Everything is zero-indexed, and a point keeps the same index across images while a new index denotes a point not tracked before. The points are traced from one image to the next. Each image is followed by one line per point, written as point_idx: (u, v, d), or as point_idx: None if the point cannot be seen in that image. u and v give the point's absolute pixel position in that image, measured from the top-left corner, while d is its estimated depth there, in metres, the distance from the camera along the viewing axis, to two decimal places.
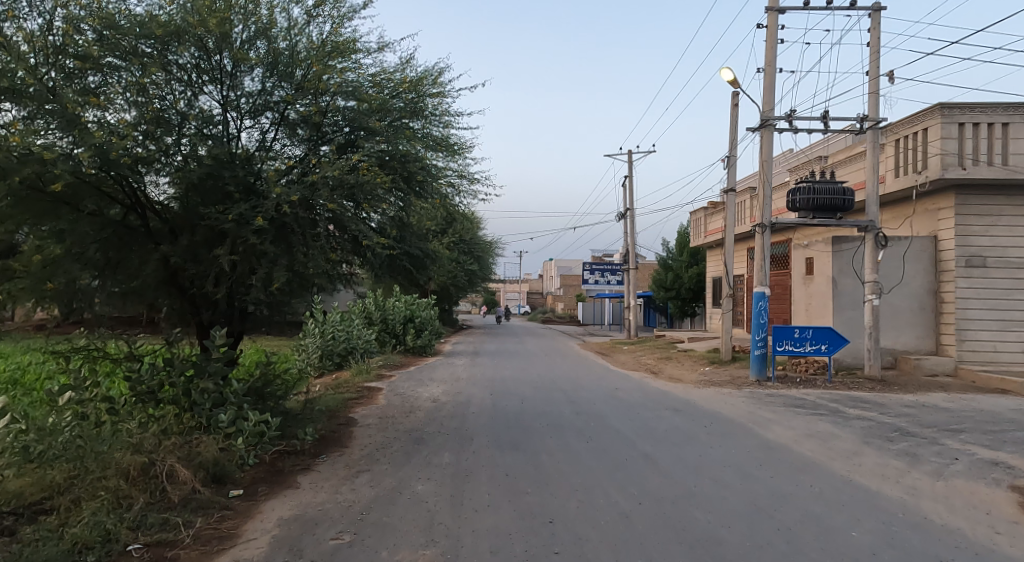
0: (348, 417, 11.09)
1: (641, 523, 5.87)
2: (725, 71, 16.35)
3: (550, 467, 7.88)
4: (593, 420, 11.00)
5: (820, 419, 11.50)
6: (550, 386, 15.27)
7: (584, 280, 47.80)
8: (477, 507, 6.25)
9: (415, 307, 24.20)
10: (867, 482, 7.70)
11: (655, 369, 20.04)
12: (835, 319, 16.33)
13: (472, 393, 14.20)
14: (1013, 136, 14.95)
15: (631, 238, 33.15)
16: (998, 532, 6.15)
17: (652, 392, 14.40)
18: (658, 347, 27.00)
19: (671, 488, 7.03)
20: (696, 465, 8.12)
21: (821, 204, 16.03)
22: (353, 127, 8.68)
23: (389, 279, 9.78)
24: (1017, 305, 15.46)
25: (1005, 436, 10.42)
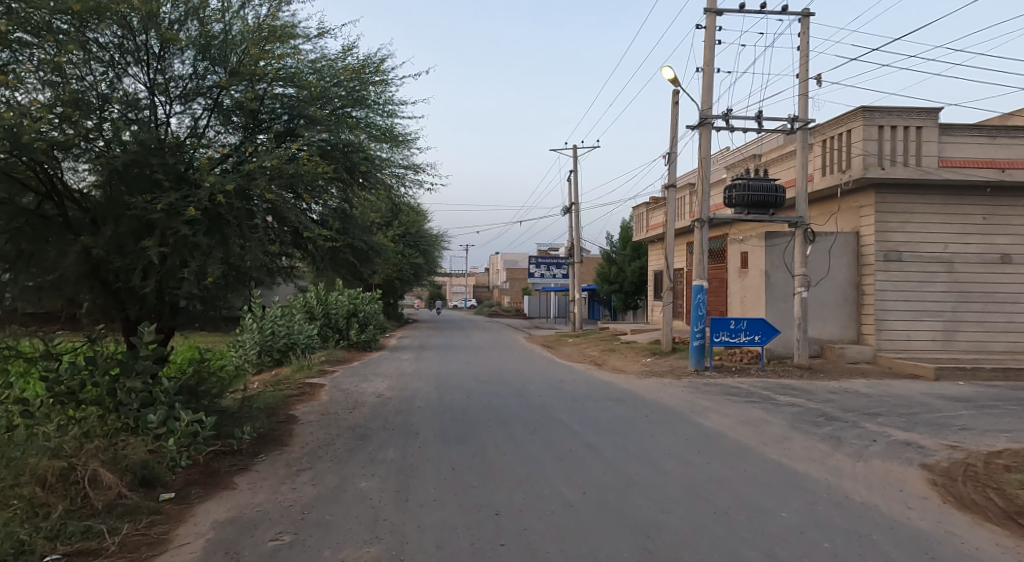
0: (288, 414, 10.78)
1: (586, 512, 5.91)
2: (666, 69, 16.58)
3: (496, 459, 7.85)
4: (538, 412, 11.02)
5: (753, 406, 11.85)
6: (495, 379, 15.21)
7: (530, 274, 47.98)
8: (422, 502, 6.15)
9: (359, 301, 23.83)
10: (796, 465, 7.97)
11: (599, 361, 20.29)
12: (767, 310, 16.82)
13: (416, 387, 14.07)
14: (925, 139, 15.70)
15: (575, 232, 33.40)
16: (910, 508, 6.52)
17: (596, 384, 14.54)
18: (601, 338, 27.41)
19: (613, 477, 7.10)
20: (636, 453, 8.23)
21: (754, 201, 16.45)
22: (292, 115, 8.43)
23: (332, 273, 9.59)
24: (929, 297, 16.23)
25: (917, 419, 11.03)
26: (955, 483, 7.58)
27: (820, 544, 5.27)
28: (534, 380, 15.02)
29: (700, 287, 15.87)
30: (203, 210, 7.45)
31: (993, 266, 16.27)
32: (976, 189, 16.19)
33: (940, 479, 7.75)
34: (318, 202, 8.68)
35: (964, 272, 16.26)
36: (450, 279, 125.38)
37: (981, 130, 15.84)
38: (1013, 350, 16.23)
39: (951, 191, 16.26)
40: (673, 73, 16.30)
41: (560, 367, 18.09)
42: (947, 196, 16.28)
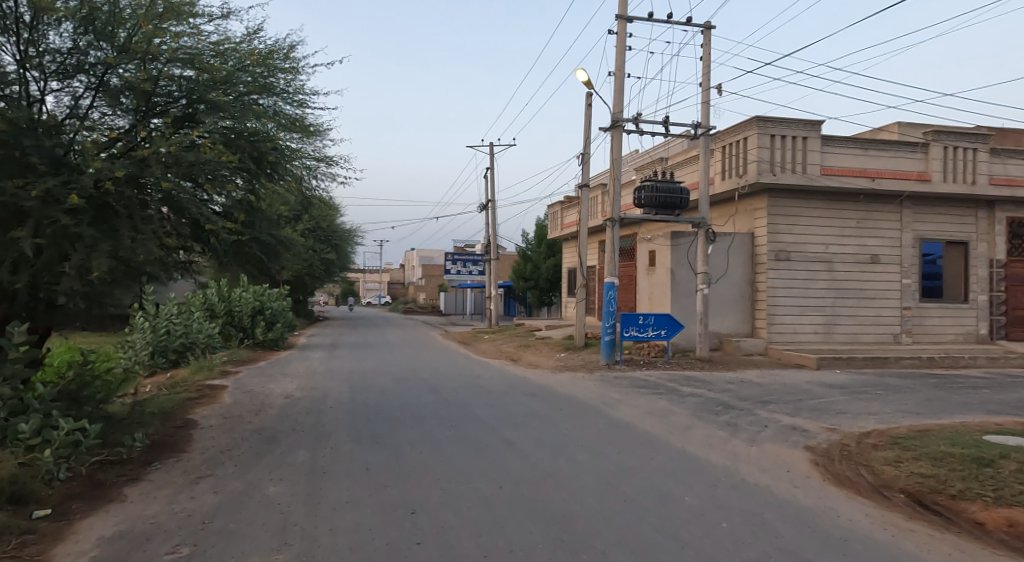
0: (185, 419, 10.37)
1: (502, 506, 6.03)
2: (579, 71, 16.98)
3: (412, 457, 7.85)
4: (455, 408, 11.07)
5: (659, 397, 12.36)
6: (410, 377, 15.12)
7: (445, 271, 47.78)
8: (335, 504, 6.10)
9: (265, 299, 23.10)
10: (699, 451, 8.42)
11: (513, 356, 20.55)
12: (672, 306, 17.47)
13: (330, 386, 13.82)
14: (811, 149, 16.74)
15: (491, 230, 33.56)
16: (795, 486, 7.08)
17: (511, 379, 14.73)
18: (515, 335, 27.70)
19: (529, 471, 7.25)
20: (552, 446, 8.40)
21: (660, 202, 17.06)
22: (192, 100, 8.16)
23: (236, 267, 9.39)
24: (811, 293, 17.39)
25: (802, 405, 11.85)
26: (832, 461, 8.28)
27: (719, 524, 5.61)
28: (449, 377, 15.05)
29: (610, 284, 16.31)
30: (88, 199, 7.14)
31: (864, 265, 17.66)
32: (853, 195, 17.42)
33: (820, 458, 8.45)
34: (221, 194, 8.39)
35: (842, 271, 17.54)
36: (365, 275, 123.04)
37: (857, 141, 17.07)
38: (880, 341, 17.73)
39: (832, 197, 17.40)
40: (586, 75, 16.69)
41: (474, 364, 18.18)
42: (830, 201, 17.41)
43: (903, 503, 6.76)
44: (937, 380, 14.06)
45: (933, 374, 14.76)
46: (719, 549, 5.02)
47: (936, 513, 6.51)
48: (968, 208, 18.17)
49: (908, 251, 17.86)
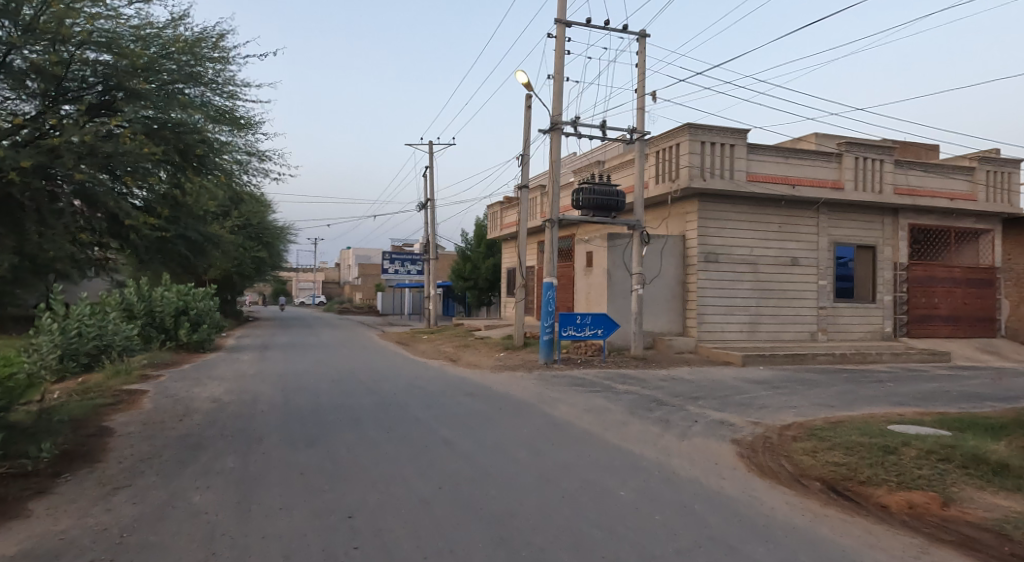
0: (100, 427, 10.33)
1: (440, 507, 6.45)
2: (519, 74, 17.54)
3: (349, 461, 8.19)
4: (393, 410, 11.45)
5: (596, 395, 13.06)
6: (346, 379, 15.35)
7: (383, 270, 47.65)
8: (267, 512, 6.35)
9: (189, 299, 22.88)
10: (633, 447, 9.11)
11: (454, 357, 20.95)
12: (609, 306, 18.27)
13: (261, 390, 13.90)
14: (738, 156, 17.84)
15: (431, 229, 33.87)
16: (723, 477, 7.84)
17: (450, 380, 15.19)
18: (455, 335, 28.11)
19: (469, 471, 7.69)
20: (491, 446, 8.90)
21: (598, 204, 17.84)
22: (108, 86, 8.34)
23: (160, 267, 9.45)
24: (738, 294, 18.51)
25: (729, 400, 12.77)
26: (756, 453, 9.11)
27: (653, 516, 6.24)
28: (388, 378, 15.38)
29: (550, 284, 16.96)
30: None
31: (785, 267, 18.93)
32: (776, 201, 18.64)
33: (745, 450, 9.26)
34: (142, 188, 8.66)
35: (766, 273, 18.74)
36: (297, 274, 120.56)
37: (779, 149, 18.25)
38: (799, 339, 19.00)
39: (756, 202, 18.56)
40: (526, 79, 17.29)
41: (412, 364, 18.52)
42: (755, 206, 18.55)
43: (818, 490, 7.58)
44: (848, 375, 15.32)
45: (845, 369, 16.05)
46: (651, 540, 5.61)
47: (847, 497, 7.35)
48: (876, 216, 19.73)
49: (824, 254, 19.24)
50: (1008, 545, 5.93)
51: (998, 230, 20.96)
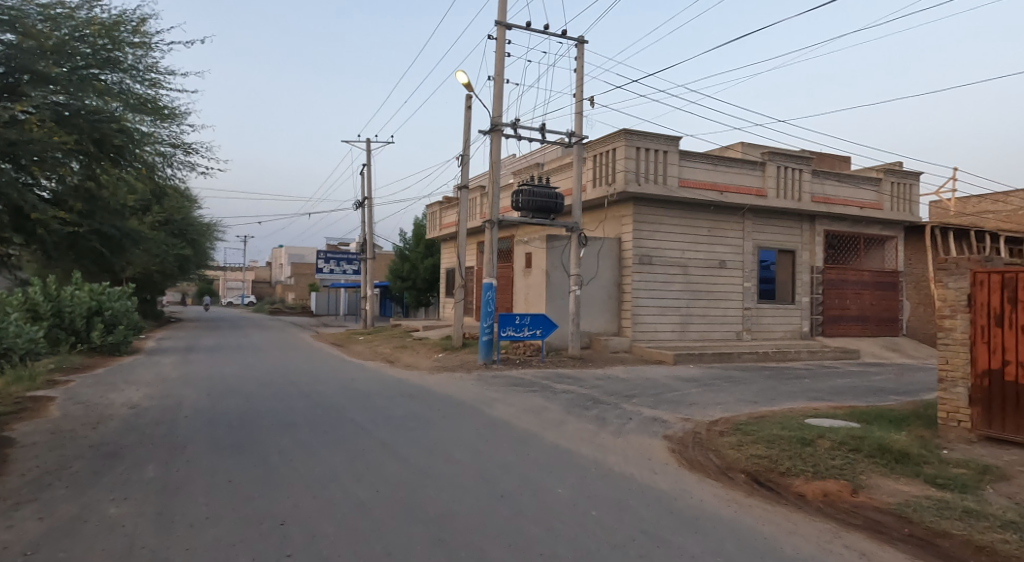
0: (5, 438, 9.89)
1: (377, 510, 6.46)
2: (459, 75, 17.74)
3: (281, 467, 8.08)
4: (329, 413, 11.44)
5: (534, 394, 13.42)
6: (278, 382, 15.17)
7: (318, 269, 46.96)
8: (191, 522, 6.12)
9: (104, 298, 21.95)
10: (570, 445, 9.48)
11: (390, 358, 20.94)
12: (547, 307, 18.67)
13: (184, 395, 13.56)
14: (670, 162, 18.53)
15: (368, 229, 33.66)
16: (656, 472, 8.29)
17: (387, 381, 15.24)
18: (392, 336, 28.08)
19: (406, 474, 7.79)
20: (429, 448, 9.04)
21: (537, 206, 18.20)
22: (11, 69, 8.02)
23: (73, 260, 9.47)
24: (669, 295, 19.22)
25: (662, 398, 13.35)
26: (686, 448, 9.63)
27: (589, 512, 6.57)
28: (322, 381, 15.30)
29: (489, 285, 17.22)
30: None
31: (714, 270, 19.77)
32: (704, 206, 19.43)
33: (675, 446, 9.77)
34: (51, 179, 8.46)
35: (696, 276, 19.53)
36: (226, 273, 116.94)
37: (709, 157, 19.02)
38: (725, 338, 19.88)
39: (688, 207, 19.31)
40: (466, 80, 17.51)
41: (347, 366, 18.44)
42: (685, 211, 19.30)
43: (743, 482, 8.09)
44: (769, 372, 16.18)
45: (766, 367, 16.92)
46: (588, 535, 5.90)
47: (768, 488, 7.88)
48: (795, 222, 20.83)
49: (749, 258, 20.21)
50: (906, 526, 6.50)
51: (901, 236, 22.52)
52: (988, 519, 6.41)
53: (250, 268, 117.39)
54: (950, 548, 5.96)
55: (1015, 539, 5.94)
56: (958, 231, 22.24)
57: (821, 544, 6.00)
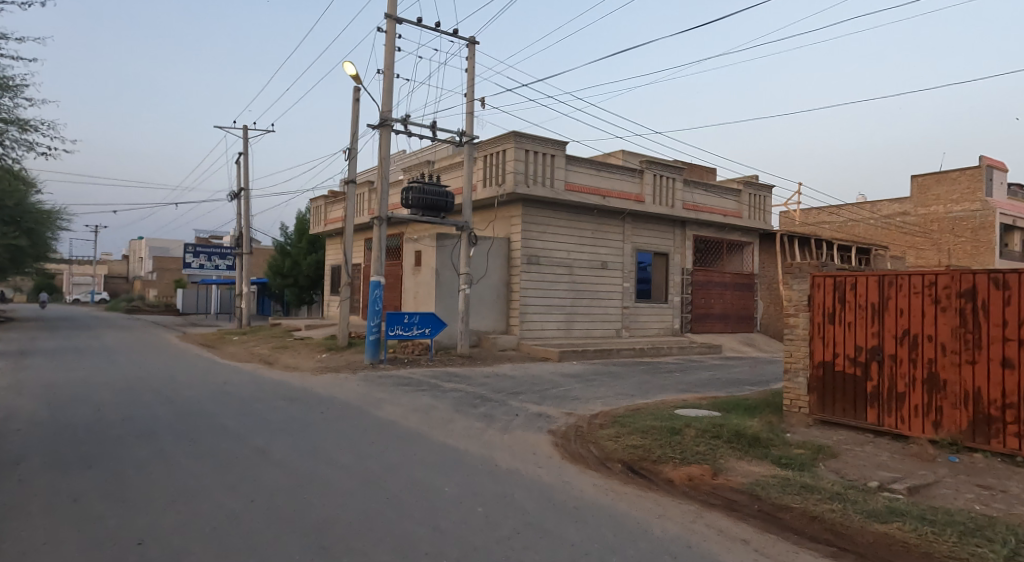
0: None
1: (250, 521, 6.22)
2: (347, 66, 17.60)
3: (140, 478, 7.53)
4: (198, 418, 10.96)
5: (423, 394, 13.62)
6: (140, 388, 14.29)
7: (187, 264, 44.62)
8: (29, 549, 5.53)
9: None
10: (458, 444, 9.77)
11: (268, 359, 20.31)
12: (436, 305, 18.88)
13: (25, 405, 12.42)
14: (557, 165, 19.27)
15: (246, 221, 32.38)
16: (540, 467, 8.77)
17: (266, 384, 14.84)
18: (272, 336, 27.23)
19: (285, 480, 7.54)
20: (310, 453, 8.85)
21: (427, 204, 18.37)
22: None
23: None
24: (555, 294, 19.97)
25: (547, 394, 13.98)
26: (568, 441, 10.20)
27: (475, 509, 6.84)
28: (193, 385, 14.63)
29: (377, 283, 17.18)
30: None
31: (597, 271, 20.74)
32: (589, 209, 20.33)
33: (558, 440, 10.32)
34: None
35: (580, 276, 20.40)
36: (76, 266, 107.54)
37: (593, 163, 19.97)
38: (606, 335, 20.91)
39: (574, 210, 20.13)
40: (355, 71, 17.43)
41: (220, 370, 17.69)
42: (570, 213, 20.10)
43: (620, 471, 8.71)
44: (644, 367, 17.30)
45: (642, 361, 18.06)
46: (473, 533, 6.14)
47: (641, 475, 8.54)
48: (668, 227, 22.20)
49: (628, 259, 21.36)
50: (756, 503, 7.26)
51: (756, 243, 24.64)
52: (820, 491, 7.30)
53: (109, 262, 109.06)
54: (790, 518, 6.75)
55: (839, 507, 6.81)
56: (802, 238, 24.76)
57: (686, 525, 6.62)
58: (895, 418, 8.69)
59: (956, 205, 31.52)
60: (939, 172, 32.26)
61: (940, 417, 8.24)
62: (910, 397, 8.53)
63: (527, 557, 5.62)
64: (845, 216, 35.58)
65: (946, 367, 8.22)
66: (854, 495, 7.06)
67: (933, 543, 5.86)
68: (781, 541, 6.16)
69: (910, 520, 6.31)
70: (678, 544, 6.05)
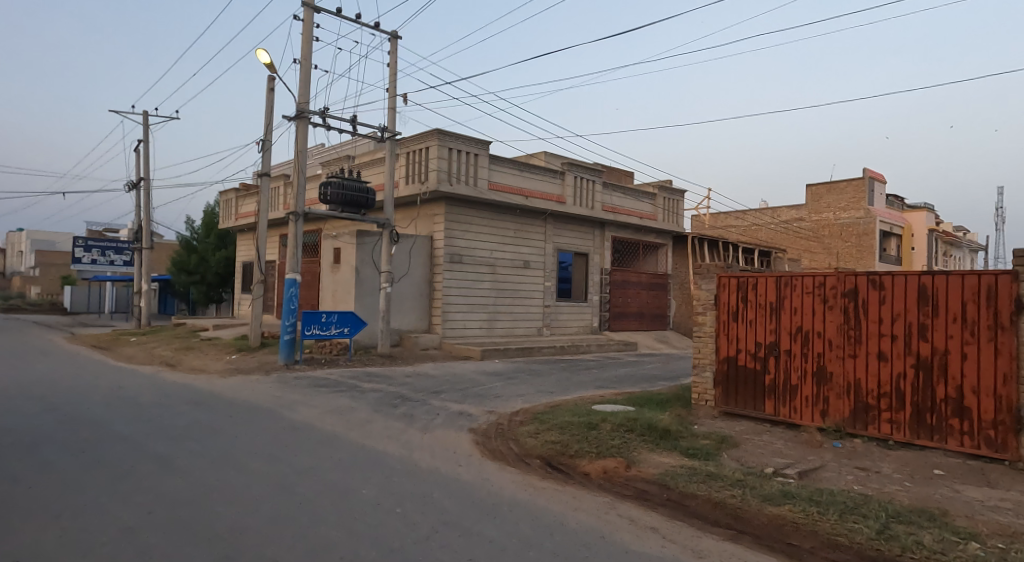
0: None
1: (151, 533, 5.97)
2: (263, 54, 17.18)
3: (23, 491, 7.05)
4: (91, 426, 10.40)
5: (340, 395, 13.50)
6: (26, 394, 13.40)
7: (76, 259, 42.18)
8: None
9: None
10: (376, 445, 9.78)
11: (170, 362, 19.45)
12: (356, 304, 18.68)
13: None
14: (481, 164, 19.43)
15: (146, 215, 30.93)
16: (460, 465, 8.91)
17: (170, 388, 14.26)
18: (176, 336, 26.11)
19: (190, 488, 7.31)
20: (217, 459, 8.60)
21: (347, 200, 18.16)
22: None
23: None
24: (477, 293, 20.14)
25: (467, 392, 14.15)
26: (489, 439, 10.38)
27: (394, 510, 6.91)
28: (88, 391, 13.86)
29: (292, 281, 16.85)
30: None
31: (519, 270, 21.04)
32: (512, 209, 20.60)
33: (479, 438, 10.49)
34: None
35: (502, 275, 20.64)
36: None
37: (515, 162, 20.22)
38: (527, 333, 21.25)
39: (497, 209, 20.35)
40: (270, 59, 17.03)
41: (117, 373, 16.82)
42: (492, 213, 20.31)
43: (538, 467, 8.96)
44: (564, 364, 17.71)
45: (562, 359, 18.46)
46: (389, 534, 6.18)
47: (559, 470, 8.82)
48: (588, 228, 22.75)
49: (549, 259, 21.77)
50: (665, 492, 7.65)
51: (670, 244, 25.59)
52: (723, 479, 7.77)
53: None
54: (695, 505, 7.16)
55: (739, 493, 7.27)
56: (711, 240, 25.92)
57: (600, 516, 6.91)
58: (789, 408, 9.34)
59: (844, 212, 33.81)
60: (829, 182, 34.46)
61: (826, 407, 8.92)
62: (802, 389, 9.18)
63: (446, 555, 5.74)
64: (748, 220, 37.31)
65: (833, 360, 8.90)
66: (753, 481, 7.55)
67: (818, 521, 6.37)
68: (686, 527, 6.54)
69: (800, 502, 6.82)
70: (592, 534, 6.33)
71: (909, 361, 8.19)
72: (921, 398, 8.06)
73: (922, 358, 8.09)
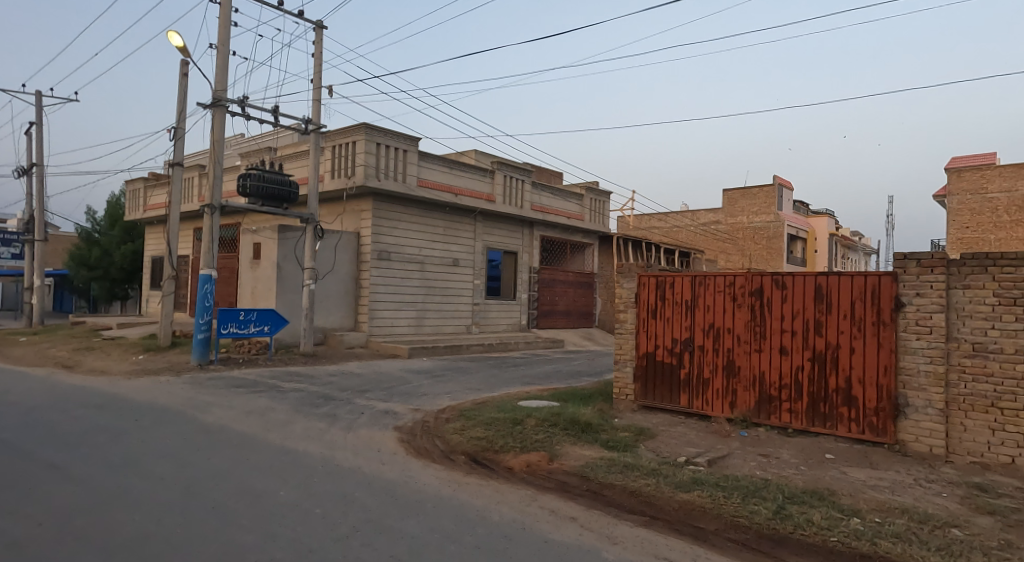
0: None
1: (50, 546, 5.74)
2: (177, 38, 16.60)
3: None
4: None
5: (259, 396, 13.23)
6: None
7: None
8: None
9: None
10: (296, 446, 9.67)
11: (69, 364, 18.40)
12: (278, 301, 18.29)
13: None
14: (409, 161, 19.37)
15: (41, 206, 29.17)
16: (383, 463, 8.94)
17: (70, 391, 13.58)
18: (77, 336, 24.78)
19: (93, 497, 7.04)
20: (123, 466, 8.29)
21: (269, 193, 17.77)
22: None
23: None
24: (405, 290, 20.05)
25: (391, 390, 14.14)
26: (414, 437, 10.44)
27: (313, 510, 6.89)
28: None
29: (207, 278, 16.37)
30: None
31: (447, 268, 21.08)
32: (441, 207, 20.63)
33: (404, 436, 10.53)
34: None
35: (430, 272, 20.63)
36: None
37: (445, 160, 20.24)
38: (456, 331, 21.33)
39: (425, 206, 20.32)
40: (184, 43, 16.48)
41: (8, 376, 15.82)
42: (421, 210, 20.28)
43: (463, 463, 9.10)
44: (491, 361, 17.91)
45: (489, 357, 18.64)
46: (306, 535, 6.18)
47: (483, 465, 8.99)
48: (516, 227, 23.01)
49: (478, 257, 21.91)
50: (583, 483, 7.92)
51: (596, 244, 26.20)
52: (638, 468, 8.10)
53: None
54: (610, 494, 7.46)
55: (652, 481, 7.61)
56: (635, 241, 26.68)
57: (521, 508, 7.11)
58: (701, 400, 9.79)
59: (756, 216, 35.42)
60: (743, 187, 36.03)
61: (735, 398, 9.41)
62: (713, 381, 9.65)
63: (366, 553, 5.80)
64: (669, 222, 38.54)
65: (740, 354, 9.40)
66: (666, 470, 7.91)
67: (723, 505, 6.76)
68: (603, 515, 6.81)
69: (707, 488, 7.21)
70: (511, 526, 6.51)
71: (807, 355, 8.77)
72: (816, 388, 8.65)
73: (818, 352, 8.69)
